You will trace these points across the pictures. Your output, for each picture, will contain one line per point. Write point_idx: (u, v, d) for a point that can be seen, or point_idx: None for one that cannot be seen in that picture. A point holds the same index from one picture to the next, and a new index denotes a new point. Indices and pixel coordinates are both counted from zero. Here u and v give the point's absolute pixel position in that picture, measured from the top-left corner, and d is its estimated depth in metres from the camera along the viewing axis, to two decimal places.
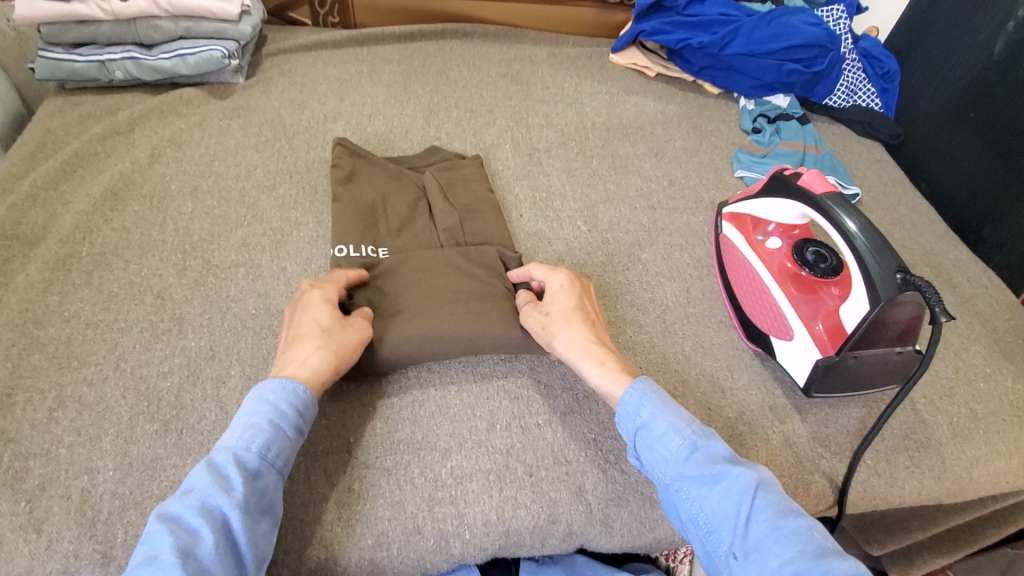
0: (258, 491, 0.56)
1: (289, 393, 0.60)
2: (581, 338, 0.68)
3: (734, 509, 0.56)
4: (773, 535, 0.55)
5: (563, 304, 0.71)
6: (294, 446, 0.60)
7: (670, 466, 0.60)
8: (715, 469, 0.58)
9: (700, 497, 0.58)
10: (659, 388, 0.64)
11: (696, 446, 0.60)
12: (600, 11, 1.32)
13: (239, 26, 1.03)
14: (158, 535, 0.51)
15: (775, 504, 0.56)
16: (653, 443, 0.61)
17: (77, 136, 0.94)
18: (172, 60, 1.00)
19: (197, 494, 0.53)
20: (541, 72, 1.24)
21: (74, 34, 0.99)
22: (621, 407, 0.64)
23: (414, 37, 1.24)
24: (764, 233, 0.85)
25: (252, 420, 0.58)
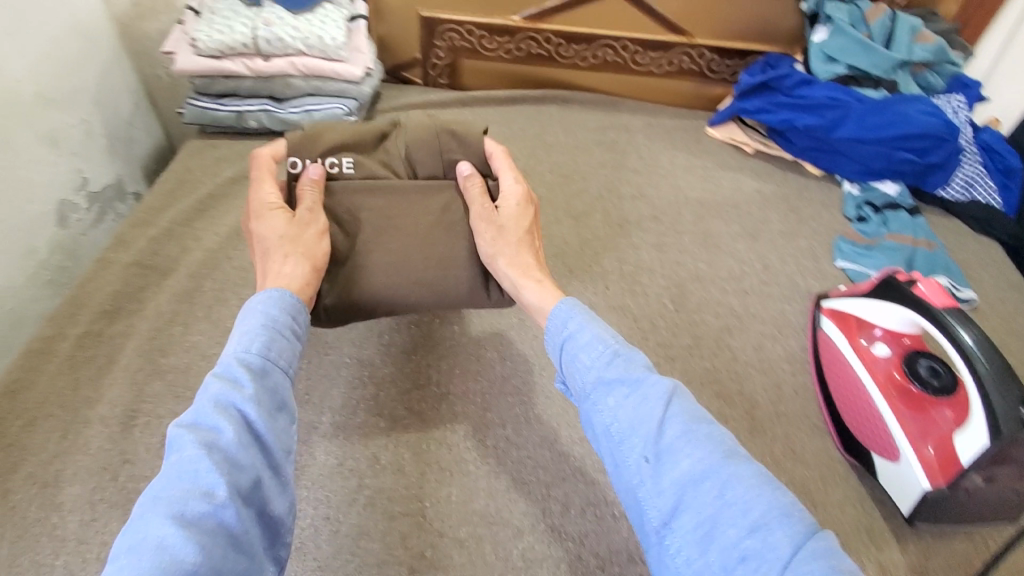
0: (271, 387, 0.54)
1: (278, 300, 0.60)
2: (524, 259, 0.72)
3: (650, 414, 0.53)
4: (686, 439, 0.51)
5: (518, 222, 0.74)
6: (294, 348, 0.59)
7: (591, 373, 0.57)
8: (634, 373, 0.55)
9: (618, 405, 0.54)
10: (584, 305, 0.64)
11: (619, 354, 0.58)
12: (696, 84, 1.33)
13: (361, 87, 1.12)
14: (178, 439, 0.48)
15: (686, 410, 0.54)
16: (581, 352, 0.59)
17: (211, 177, 1.04)
18: (300, 114, 1.10)
19: (209, 397, 0.51)
20: (636, 141, 1.25)
21: (220, 87, 1.09)
22: (551, 319, 0.64)
23: (515, 101, 1.29)
24: (869, 337, 0.81)
25: (248, 326, 0.57)
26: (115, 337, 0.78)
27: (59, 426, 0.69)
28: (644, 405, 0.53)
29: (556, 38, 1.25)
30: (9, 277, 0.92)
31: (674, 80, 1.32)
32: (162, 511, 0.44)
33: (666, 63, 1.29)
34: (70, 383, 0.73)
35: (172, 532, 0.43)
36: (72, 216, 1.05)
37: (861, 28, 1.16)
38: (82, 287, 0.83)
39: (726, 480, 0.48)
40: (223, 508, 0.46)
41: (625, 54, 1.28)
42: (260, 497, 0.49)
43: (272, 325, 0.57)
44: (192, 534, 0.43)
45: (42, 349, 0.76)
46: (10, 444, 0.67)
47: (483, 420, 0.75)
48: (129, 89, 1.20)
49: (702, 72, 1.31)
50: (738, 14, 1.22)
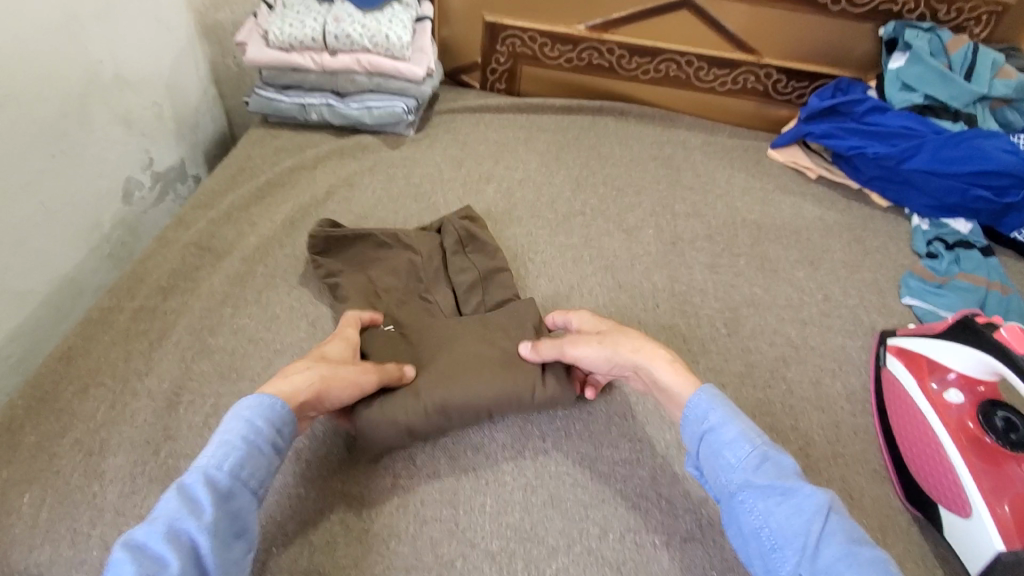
0: (229, 515, 0.53)
1: (265, 408, 0.58)
2: (637, 338, 0.69)
3: (804, 527, 0.54)
4: (847, 561, 0.52)
5: (603, 324, 0.74)
6: (268, 468, 0.57)
7: (737, 475, 0.58)
8: (786, 482, 0.56)
9: (767, 510, 0.55)
10: (723, 393, 0.64)
11: (767, 458, 0.58)
12: (760, 104, 1.29)
13: (421, 87, 1.13)
14: (121, 564, 0.47)
15: (846, 530, 0.54)
16: (721, 450, 0.60)
17: (270, 166, 1.06)
18: (360, 110, 1.11)
19: (164, 520, 0.50)
20: (693, 158, 1.21)
21: (286, 79, 1.11)
22: (687, 412, 0.63)
23: (572, 110, 1.27)
24: (940, 381, 0.76)
25: (227, 438, 0.56)
26: (168, 313, 0.80)
27: (107, 395, 0.70)
28: (796, 518, 0.54)
29: (619, 49, 1.23)
30: (74, 247, 0.95)
31: (737, 99, 1.29)
32: None
33: (730, 80, 1.26)
34: (122, 355, 0.74)
35: None
36: (136, 194, 1.08)
37: (940, 58, 1.10)
38: (142, 263, 0.85)
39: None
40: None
41: (688, 70, 1.25)
42: None
43: (250, 442, 0.56)
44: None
45: (99, 319, 0.78)
46: (61, 409, 0.69)
47: (522, 431, 0.73)
48: (199, 76, 1.24)
49: (767, 93, 1.27)
50: (811, 35, 1.19)
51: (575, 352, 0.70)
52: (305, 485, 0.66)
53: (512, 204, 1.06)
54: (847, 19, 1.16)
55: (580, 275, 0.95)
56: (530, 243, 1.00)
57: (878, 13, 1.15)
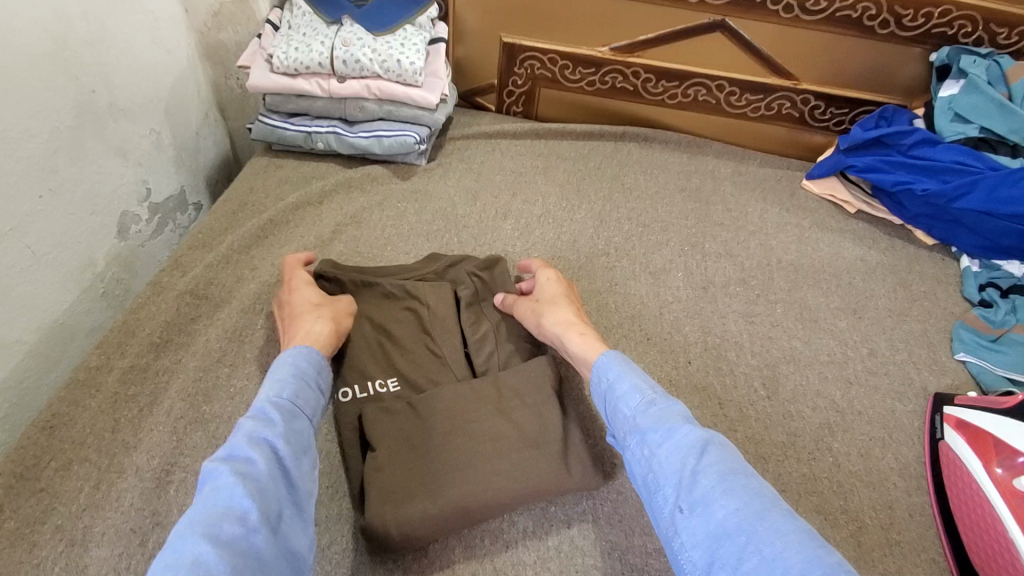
0: (297, 431, 0.58)
1: (305, 353, 0.66)
2: (568, 315, 0.76)
3: (681, 462, 0.54)
4: (719, 488, 0.51)
5: (553, 294, 0.80)
6: (315, 401, 0.63)
7: (627, 422, 0.60)
8: (667, 422, 0.57)
9: (651, 453, 0.56)
10: (625, 353, 0.67)
11: (654, 403, 0.60)
12: (793, 131, 1.21)
13: (435, 115, 1.06)
14: (213, 471, 0.51)
15: (724, 460, 0.54)
16: (615, 402, 0.62)
17: (273, 200, 0.99)
18: (369, 139, 1.04)
19: (242, 434, 0.54)
20: (723, 190, 1.14)
21: (292, 106, 1.05)
22: (594, 373, 0.67)
23: (593, 136, 1.20)
24: (1009, 464, 0.68)
25: (278, 377, 0.62)
26: (161, 374, 0.73)
27: (92, 473, 0.64)
28: (675, 457, 0.54)
29: (644, 72, 1.16)
30: (65, 290, 0.89)
31: (770, 125, 1.21)
32: (198, 529, 0.46)
33: (763, 105, 1.18)
34: (108, 424, 0.68)
35: (209, 548, 0.44)
36: (132, 227, 1.02)
37: (999, 86, 1.02)
38: (134, 314, 0.79)
39: (757, 535, 0.47)
40: (257, 531, 0.47)
41: (718, 95, 1.17)
42: (283, 532, 0.50)
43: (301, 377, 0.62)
44: (227, 551, 0.45)
45: (85, 381, 0.72)
46: (42, 489, 0.63)
47: (545, 514, 0.66)
48: (201, 99, 1.18)
49: (803, 119, 1.19)
50: (853, 60, 1.10)
51: (519, 313, 0.80)
52: None
53: (530, 242, 0.99)
54: (896, 44, 1.07)
55: (605, 326, 0.88)
56: None
57: (930, 38, 1.06)
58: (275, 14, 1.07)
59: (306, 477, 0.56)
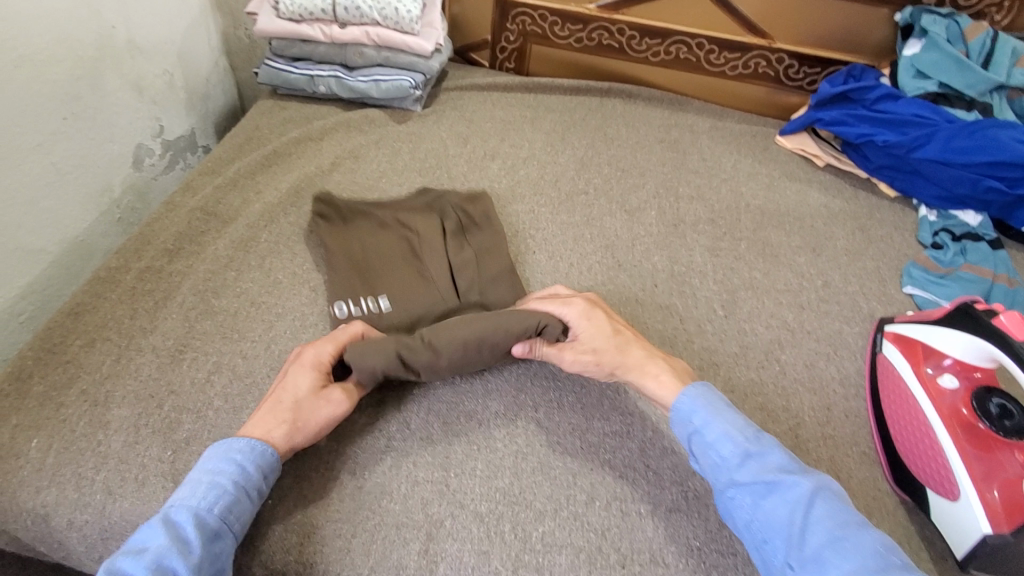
0: (215, 554, 0.54)
1: (256, 454, 0.60)
2: (636, 350, 0.72)
3: (788, 517, 0.57)
4: (832, 546, 0.55)
5: (604, 334, 0.72)
6: (250, 510, 0.58)
7: (724, 472, 0.62)
8: (770, 476, 0.59)
9: (755, 504, 0.59)
10: (711, 394, 0.67)
11: (750, 455, 0.62)
12: (770, 90, 1.28)
13: (429, 63, 1.13)
14: None
15: (833, 514, 0.57)
16: (706, 449, 0.64)
17: (277, 136, 1.07)
18: (368, 84, 1.12)
19: (153, 556, 0.51)
20: (700, 142, 1.21)
21: (296, 51, 1.12)
22: (676, 414, 0.67)
23: (580, 91, 1.27)
24: (936, 366, 0.76)
25: (218, 476, 0.58)
26: (173, 275, 0.81)
27: (113, 350, 0.72)
28: (783, 510, 0.58)
29: (629, 30, 1.23)
30: (85, 209, 0.97)
31: (748, 84, 1.28)
32: None
33: (741, 64, 1.24)
34: (128, 312, 0.76)
35: None
36: (146, 160, 1.10)
37: (957, 44, 1.09)
38: (149, 226, 0.87)
39: None
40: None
41: (699, 53, 1.24)
42: None
43: (239, 482, 0.58)
44: None
45: (106, 278, 0.79)
46: (69, 361, 0.71)
47: (516, 400, 0.74)
48: (211, 47, 1.25)
49: (779, 78, 1.26)
50: (825, 20, 1.17)
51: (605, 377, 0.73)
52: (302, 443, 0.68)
53: (515, 181, 1.07)
54: (864, 4, 1.14)
55: (580, 253, 0.96)
56: (531, 220, 1.01)
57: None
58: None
59: None
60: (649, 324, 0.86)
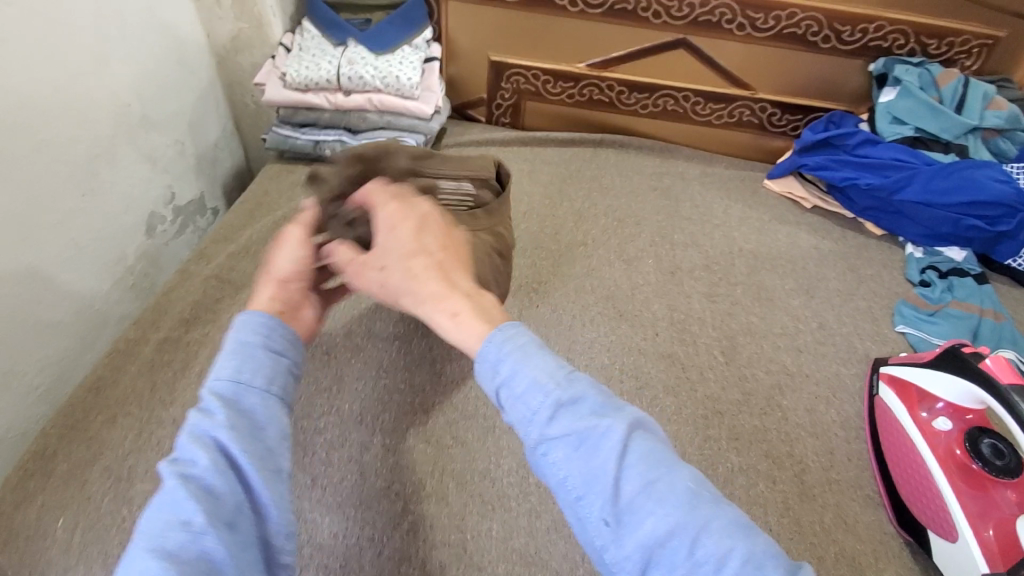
0: (249, 409, 0.50)
1: (252, 324, 0.54)
2: (428, 285, 0.56)
3: (603, 468, 0.45)
4: (645, 495, 0.44)
5: (399, 248, 0.59)
6: (277, 362, 0.53)
7: (532, 427, 0.47)
8: (582, 425, 0.46)
9: (566, 460, 0.46)
10: (524, 331, 0.50)
11: (563, 400, 0.47)
12: (755, 137, 1.34)
13: (430, 124, 1.18)
14: (159, 476, 0.45)
15: (651, 453, 0.46)
16: (512, 399, 0.48)
17: (286, 200, 1.11)
18: (371, 146, 1.17)
19: (188, 431, 0.48)
20: (691, 188, 1.26)
21: (302, 118, 1.17)
22: (480, 365, 0.50)
23: (574, 142, 1.33)
24: (930, 409, 0.80)
25: (231, 351, 0.52)
26: (191, 345, 0.84)
27: (134, 424, 0.74)
28: (596, 463, 0.44)
29: (618, 86, 1.28)
30: (101, 279, 1.00)
31: (734, 132, 1.33)
32: (141, 549, 0.41)
33: (726, 113, 1.30)
34: (147, 385, 0.78)
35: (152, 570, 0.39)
36: (159, 226, 1.13)
37: (930, 91, 1.15)
38: (166, 296, 0.90)
39: (701, 539, 0.42)
40: (204, 532, 0.42)
41: (685, 105, 1.30)
42: (243, 522, 0.45)
43: (244, 345, 0.52)
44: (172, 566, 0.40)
45: (126, 350, 0.82)
46: (91, 437, 0.73)
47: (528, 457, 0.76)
48: (219, 114, 1.30)
49: (763, 125, 1.31)
50: (803, 72, 1.24)
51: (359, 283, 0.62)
52: (322, 509, 0.69)
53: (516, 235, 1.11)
54: (838, 57, 1.21)
55: (582, 304, 0.99)
56: (533, 273, 1.04)
57: (868, 50, 1.20)
58: (287, 38, 1.21)
59: (267, 450, 0.48)
60: (653, 375, 0.89)
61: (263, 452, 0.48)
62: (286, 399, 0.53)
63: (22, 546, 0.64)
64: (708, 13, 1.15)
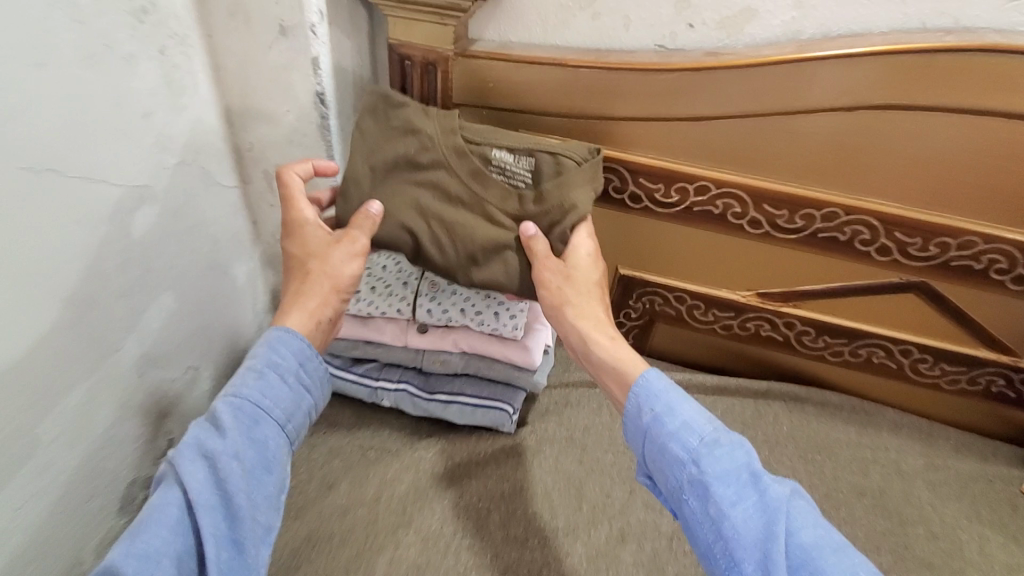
0: (260, 443, 0.61)
1: (278, 337, 0.67)
2: (595, 310, 0.73)
3: (760, 527, 0.54)
4: (805, 557, 0.52)
5: (588, 268, 0.74)
6: (294, 400, 0.65)
7: (690, 464, 0.58)
8: (736, 473, 0.57)
9: (721, 513, 0.55)
10: (676, 385, 0.65)
11: (717, 442, 0.59)
12: (1001, 409, 0.91)
13: (534, 377, 0.86)
14: (158, 497, 0.57)
15: (806, 521, 0.55)
16: (671, 437, 0.60)
17: (319, 486, 0.76)
18: (448, 404, 0.83)
19: (197, 446, 0.59)
20: (916, 496, 0.84)
21: (358, 353, 0.87)
22: (638, 406, 0.64)
23: (726, 391, 0.95)
24: None
25: (252, 368, 0.65)
26: None
27: None
28: (751, 517, 0.55)
29: (802, 324, 0.90)
30: None
31: (967, 399, 0.92)
32: None
33: (964, 378, 0.89)
34: None
35: None
36: (141, 494, 0.80)
37: None
38: None
39: None
40: None
41: (902, 359, 0.90)
42: None
43: (276, 370, 0.65)
44: None
45: None
46: None
47: None
48: (256, 310, 1.00)
49: (1019, 399, 0.89)
50: None
51: (538, 277, 0.72)
52: None
53: None
54: None
55: None
56: None
57: None
58: None
59: (259, 498, 0.59)
60: None
61: (254, 497, 0.59)
62: (293, 431, 0.65)
63: None
64: (970, 258, 0.78)
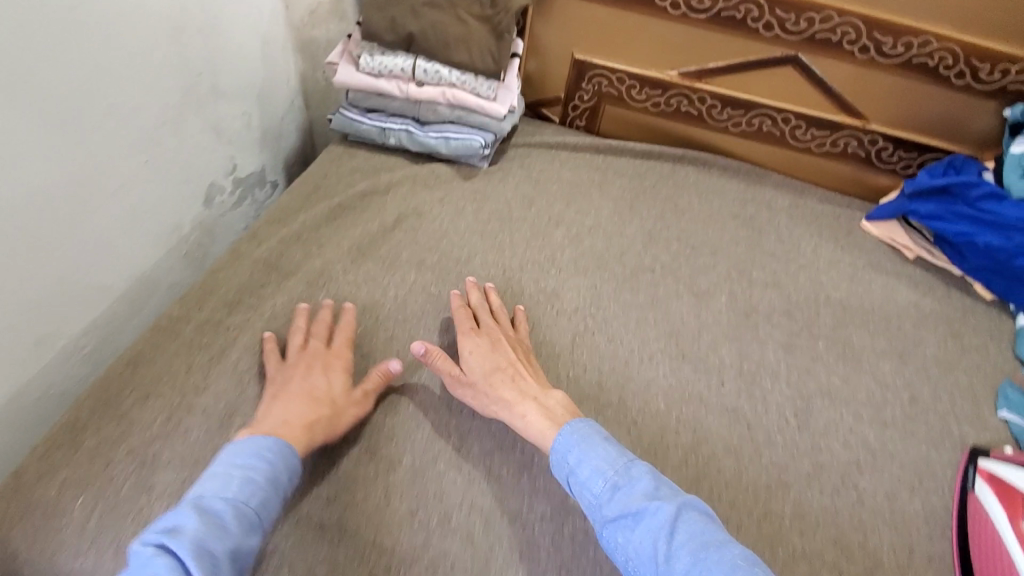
0: (246, 545, 0.58)
1: (267, 450, 0.64)
2: (500, 392, 0.76)
3: (652, 549, 0.60)
4: (693, 565, 0.58)
5: (485, 356, 0.79)
6: (274, 501, 0.62)
7: (596, 511, 0.64)
8: (634, 507, 0.62)
9: (624, 541, 0.61)
10: (587, 429, 0.70)
11: (617, 487, 0.64)
12: (858, 171, 1.21)
13: (501, 124, 1.13)
14: (147, 561, 0.52)
15: (695, 538, 0.60)
16: (580, 488, 0.66)
17: (344, 186, 1.07)
18: (438, 140, 1.11)
19: (188, 536, 0.54)
20: (777, 221, 1.14)
21: (370, 103, 1.12)
22: (554, 456, 0.69)
23: (652, 155, 1.22)
24: None
25: (243, 475, 0.61)
26: (230, 331, 0.83)
27: (166, 407, 0.74)
28: (646, 540, 0.60)
29: (711, 99, 1.18)
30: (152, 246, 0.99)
31: (833, 163, 1.21)
32: None
33: (829, 142, 1.17)
34: (183, 366, 0.78)
35: None
36: (217, 197, 1.12)
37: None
38: (213, 276, 0.88)
39: None
40: None
41: (784, 127, 1.18)
42: None
43: (267, 482, 0.62)
44: None
45: (167, 328, 0.81)
46: (122, 414, 0.73)
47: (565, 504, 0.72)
48: (290, 89, 1.28)
49: (868, 159, 1.18)
50: (927, 109, 1.09)
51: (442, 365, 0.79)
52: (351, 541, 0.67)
53: (580, 251, 1.03)
54: (971, 96, 1.06)
55: (641, 339, 0.92)
56: (592, 296, 0.97)
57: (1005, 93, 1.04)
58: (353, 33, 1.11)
59: None
60: (713, 430, 0.82)
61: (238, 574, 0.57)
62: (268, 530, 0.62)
63: (40, 524, 0.64)
64: (829, 30, 1.04)
